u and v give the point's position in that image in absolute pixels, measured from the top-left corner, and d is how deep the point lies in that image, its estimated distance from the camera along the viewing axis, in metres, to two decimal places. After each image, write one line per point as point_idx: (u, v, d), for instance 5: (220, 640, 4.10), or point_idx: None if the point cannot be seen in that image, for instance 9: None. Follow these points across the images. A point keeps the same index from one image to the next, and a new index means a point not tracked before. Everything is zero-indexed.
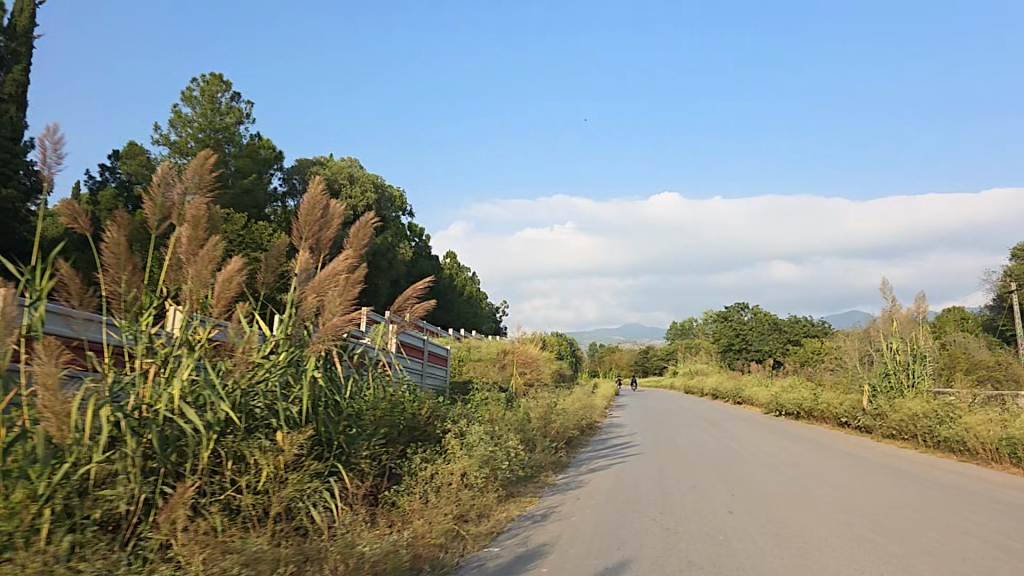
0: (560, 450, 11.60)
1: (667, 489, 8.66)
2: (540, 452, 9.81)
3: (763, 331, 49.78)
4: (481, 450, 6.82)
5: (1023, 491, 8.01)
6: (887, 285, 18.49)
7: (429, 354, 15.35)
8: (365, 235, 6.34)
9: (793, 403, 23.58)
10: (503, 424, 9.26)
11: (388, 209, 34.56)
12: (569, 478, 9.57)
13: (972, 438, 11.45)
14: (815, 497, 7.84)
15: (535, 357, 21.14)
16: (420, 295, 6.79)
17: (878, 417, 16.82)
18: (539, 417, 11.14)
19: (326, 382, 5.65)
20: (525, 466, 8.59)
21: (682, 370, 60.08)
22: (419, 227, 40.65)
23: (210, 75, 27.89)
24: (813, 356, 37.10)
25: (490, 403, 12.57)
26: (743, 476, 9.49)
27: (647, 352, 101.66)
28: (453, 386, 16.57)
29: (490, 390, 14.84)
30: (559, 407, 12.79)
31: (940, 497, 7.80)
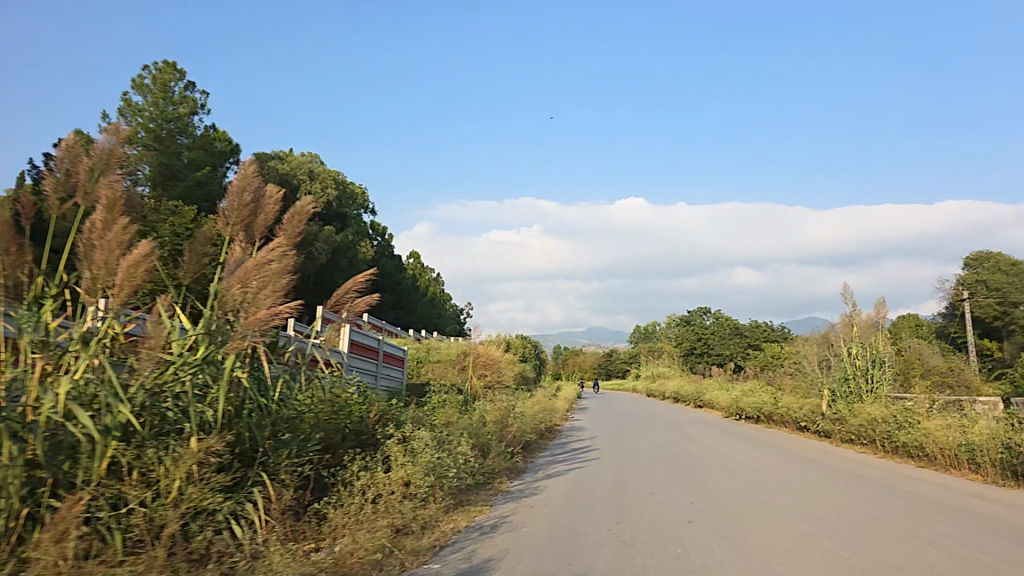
0: (517, 454, 11.19)
1: (624, 497, 8.30)
2: (494, 458, 9.39)
3: (724, 335, 50.23)
4: (427, 456, 6.38)
5: (985, 500, 7.86)
6: (847, 290, 18.54)
7: (385, 355, 14.83)
8: (299, 222, 5.86)
9: (753, 407, 23.58)
10: (455, 429, 8.80)
11: (349, 207, 33.82)
12: (524, 484, 9.17)
13: (932, 443, 11.37)
14: (775, 506, 7.56)
15: (496, 358, 20.71)
16: (360, 289, 6.36)
17: (837, 422, 16.81)
18: (495, 421, 10.70)
19: (251, 381, 5.15)
20: (476, 473, 8.15)
21: (645, 373, 60.33)
22: (382, 225, 39.87)
23: (164, 63, 26.89)
24: (772, 360, 37.42)
25: (445, 406, 12.09)
26: (701, 482, 9.21)
27: (610, 356, 102.20)
28: (409, 388, 16.06)
29: (447, 392, 14.41)
30: (518, 412, 12.36)
31: (903, 505, 7.58)
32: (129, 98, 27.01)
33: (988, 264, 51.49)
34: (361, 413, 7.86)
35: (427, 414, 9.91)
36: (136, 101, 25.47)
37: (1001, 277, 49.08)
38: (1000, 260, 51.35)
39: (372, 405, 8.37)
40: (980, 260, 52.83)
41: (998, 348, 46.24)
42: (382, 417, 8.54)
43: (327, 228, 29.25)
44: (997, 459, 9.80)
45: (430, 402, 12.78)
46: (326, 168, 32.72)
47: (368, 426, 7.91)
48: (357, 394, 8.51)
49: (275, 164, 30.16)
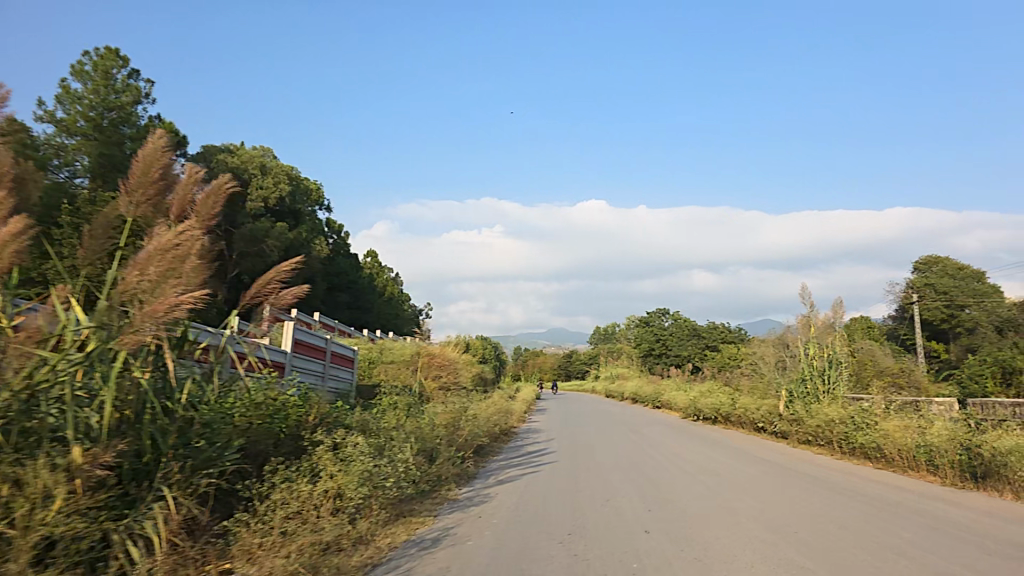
0: (468, 458, 10.69)
1: (579, 504, 7.86)
2: (442, 463, 8.87)
3: (682, 336, 50.50)
4: (362, 465, 5.83)
5: (947, 504, 7.68)
6: (804, 291, 18.53)
7: (333, 355, 14.14)
8: (214, 202, 5.29)
9: (711, 408, 23.49)
10: (400, 434, 8.25)
11: (303, 203, 32.78)
12: (473, 491, 8.65)
13: (890, 445, 11.24)
14: (735, 512, 7.21)
15: (452, 358, 20.17)
16: (286, 278, 5.73)
17: (794, 423, 16.72)
18: (446, 423, 10.17)
19: (151, 383, 4.60)
20: (420, 479, 7.62)
21: (604, 374, 60.40)
22: (338, 223, 38.87)
23: (106, 49, 25.63)
24: (730, 361, 37.66)
25: (394, 409, 11.51)
26: (659, 486, 8.85)
27: (570, 356, 102.34)
28: (359, 391, 15.39)
29: (399, 394, 13.84)
30: (471, 414, 11.86)
31: (866, 510, 7.33)
32: (68, 84, 25.61)
33: (937, 268, 53.12)
34: (295, 416, 7.26)
35: (372, 416, 9.34)
36: (75, 87, 24.16)
37: (948, 281, 50.63)
38: (948, 265, 52.99)
39: (310, 406, 7.77)
40: (930, 265, 54.36)
41: (945, 350, 47.59)
42: (322, 421, 7.93)
43: (279, 224, 28.37)
44: (954, 460, 9.69)
45: (379, 404, 12.19)
46: (279, 163, 31.62)
47: (302, 432, 7.32)
48: (295, 394, 7.90)
49: (224, 157, 29.03)
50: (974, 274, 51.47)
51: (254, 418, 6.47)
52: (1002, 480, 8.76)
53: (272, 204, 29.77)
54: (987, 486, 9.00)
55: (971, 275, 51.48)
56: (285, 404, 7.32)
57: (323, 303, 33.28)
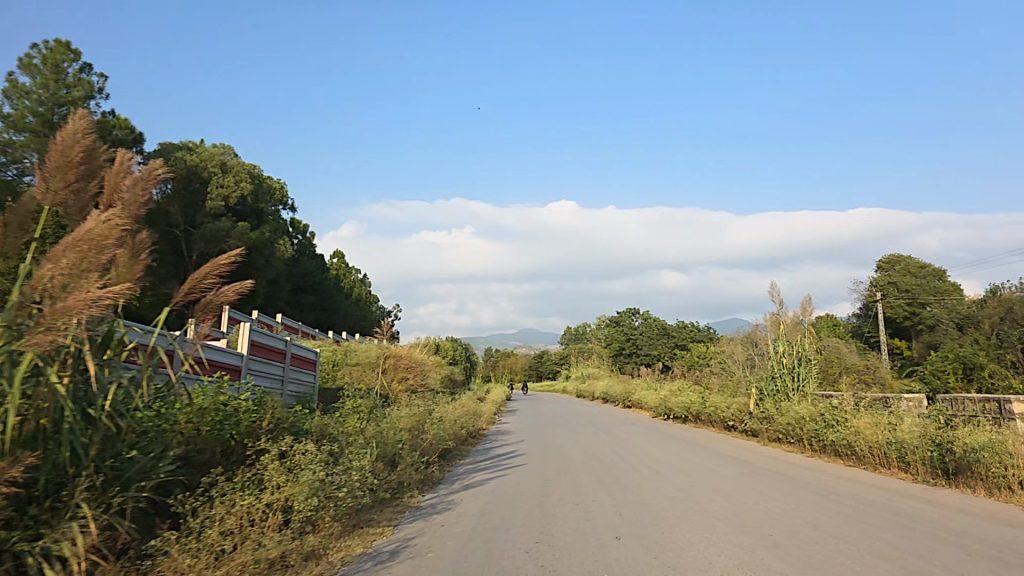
0: (433, 464, 10.31)
1: (547, 509, 7.55)
2: (405, 470, 8.48)
3: (652, 335, 50.65)
4: (312, 474, 5.44)
5: (921, 502, 7.53)
6: (773, 289, 18.49)
7: (294, 358, 13.63)
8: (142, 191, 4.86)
9: (681, 407, 23.41)
10: (357, 441, 7.83)
11: (266, 202, 31.92)
12: (437, 498, 8.27)
13: (861, 442, 11.15)
14: (708, 515, 6.96)
15: (419, 360, 19.71)
16: (224, 273, 5.29)
17: (764, 421, 16.65)
18: (410, 427, 9.77)
19: (72, 390, 4.17)
20: (379, 486, 7.24)
21: (574, 374, 60.26)
22: (303, 223, 38.04)
23: (56, 42, 24.63)
24: (699, 360, 37.74)
25: (356, 414, 11.05)
26: (631, 489, 8.58)
27: (542, 356, 102.28)
28: (322, 395, 14.89)
29: (363, 398, 13.40)
30: (436, 416, 11.46)
31: (840, 510, 7.15)
32: (15, 78, 24.40)
33: (899, 267, 54.16)
34: (246, 423, 6.81)
35: (331, 420, 8.90)
36: (23, 81, 22.88)
37: (910, 279, 51.64)
38: (910, 263, 54.10)
39: (262, 409, 7.31)
40: (893, 263, 55.41)
41: (908, 347, 48.50)
42: (277, 425, 7.49)
43: (241, 223, 27.72)
44: (925, 457, 9.61)
45: (341, 408, 11.71)
46: (240, 161, 30.65)
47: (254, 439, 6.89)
48: (246, 398, 7.43)
49: (182, 155, 28.11)
50: (935, 272, 52.59)
51: (196, 426, 6.02)
52: (974, 477, 8.67)
53: (233, 203, 28.94)
54: (959, 483, 8.91)
55: (932, 273, 52.58)
56: (234, 409, 6.85)
57: (288, 305, 32.64)
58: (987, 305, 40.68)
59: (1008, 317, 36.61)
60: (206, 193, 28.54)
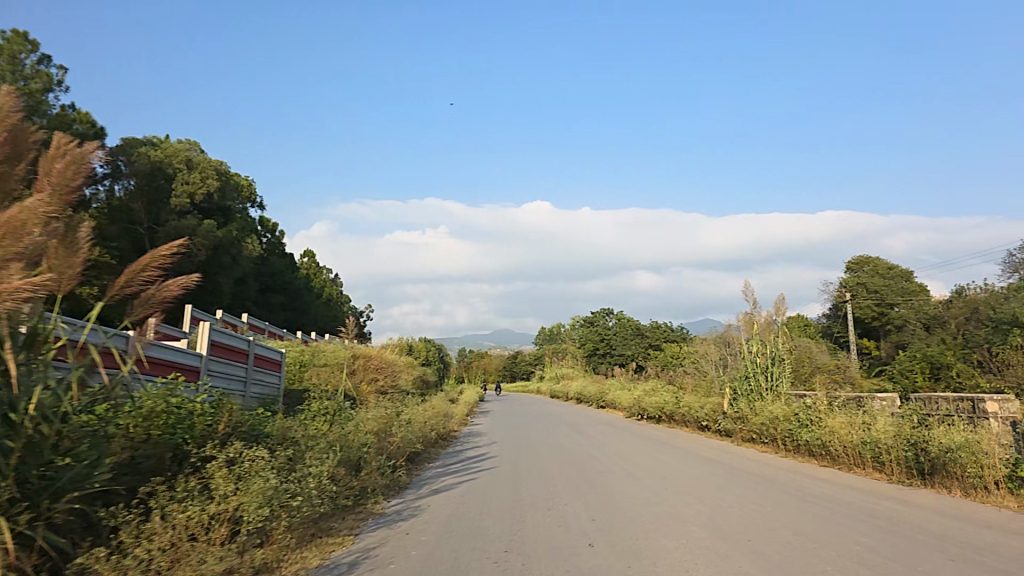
0: (401, 468, 9.96)
1: (518, 515, 7.28)
2: (370, 475, 8.14)
3: (626, 335, 50.72)
4: (264, 482, 5.09)
5: (899, 504, 7.40)
6: (746, 289, 18.43)
7: (258, 359, 13.17)
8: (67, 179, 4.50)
9: (655, 407, 23.31)
10: (320, 445, 7.46)
11: (234, 200, 31.10)
12: (403, 504, 7.93)
13: (836, 442, 11.06)
14: (683, 520, 6.74)
15: (390, 361, 19.31)
16: (165, 264, 4.93)
17: (738, 421, 16.56)
18: (376, 429, 9.41)
19: None
20: (340, 492, 6.89)
21: (548, 374, 60.13)
22: (272, 222, 37.25)
23: (13, 32, 23.75)
24: (672, 359, 37.79)
25: (321, 416, 10.65)
26: (604, 492, 8.34)
27: (516, 357, 102.18)
28: (287, 397, 14.44)
29: (329, 399, 12.99)
30: (405, 418, 11.11)
31: (817, 513, 6.98)
32: None
33: (868, 268, 55.06)
34: (200, 427, 6.42)
35: (293, 423, 8.52)
36: None
37: (879, 280, 52.39)
38: (878, 264, 54.98)
39: (221, 409, 6.93)
40: (862, 265, 56.27)
41: (876, 347, 49.27)
42: (238, 425, 7.10)
43: (207, 221, 27.04)
44: (900, 457, 9.54)
45: (305, 411, 11.30)
46: (206, 157, 29.75)
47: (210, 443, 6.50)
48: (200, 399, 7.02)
49: (147, 150, 27.28)
50: (903, 273, 53.54)
51: (144, 429, 5.62)
52: (950, 477, 8.60)
53: (199, 200, 28.18)
54: (935, 483, 8.84)
55: (899, 275, 53.49)
56: (187, 411, 6.44)
57: (255, 304, 31.97)
58: (953, 305, 41.44)
59: (972, 317, 37.30)
60: (171, 189, 27.72)
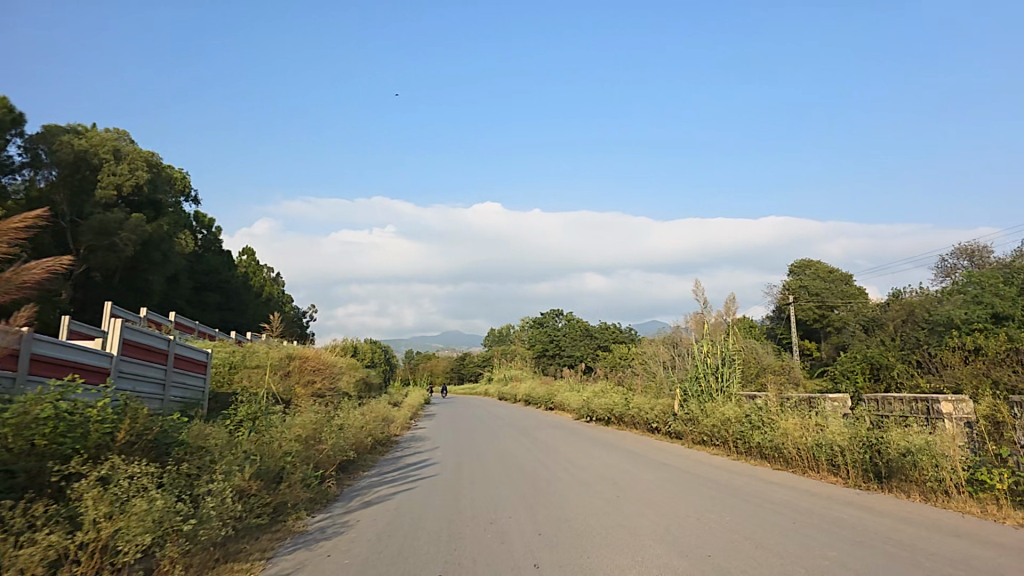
0: (331, 478, 9.17)
1: (456, 530, 6.62)
2: (293, 488, 7.35)
3: (575, 337, 50.52)
4: (147, 504, 4.34)
5: (862, 512, 7.06)
6: (697, 288, 18.15)
7: (179, 360, 12.08)
8: None
9: (605, 408, 22.93)
10: (234, 456, 6.65)
11: (166, 193, 29.28)
12: (329, 520, 7.17)
13: (791, 444, 10.75)
14: (638, 533, 6.18)
15: (329, 362, 18.31)
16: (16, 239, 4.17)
17: (689, 423, 16.25)
18: (303, 436, 8.60)
19: None
20: (253, 509, 6.10)
21: (497, 376, 59.36)
22: (209, 217, 35.42)
23: None
24: (621, 360, 37.56)
25: (245, 423, 9.76)
26: (553, 502, 7.75)
27: (464, 360, 101.21)
28: (212, 401, 13.37)
29: (258, 403, 12.02)
30: (336, 422, 10.29)
31: (779, 523, 6.57)
32: None
33: (809, 272, 56.34)
34: (97, 435, 5.56)
35: (209, 429, 7.65)
36: None
37: (820, 283, 53.62)
38: (819, 269, 56.31)
39: (128, 411, 6.10)
40: (803, 268, 57.50)
41: (817, 349, 50.34)
42: (144, 432, 6.25)
43: (136, 215, 25.37)
44: (857, 460, 9.26)
45: (229, 416, 10.36)
46: (136, 147, 27.81)
47: (106, 453, 5.65)
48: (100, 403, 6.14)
49: (70, 137, 25.35)
50: (843, 277, 55.02)
51: (25, 438, 4.79)
52: (909, 482, 8.32)
53: (126, 192, 26.39)
54: (892, 487, 8.56)
55: (839, 279, 54.93)
56: (84, 415, 5.56)
57: (189, 304, 30.35)
58: (890, 308, 42.53)
59: (909, 319, 38.29)
60: (97, 180, 25.97)
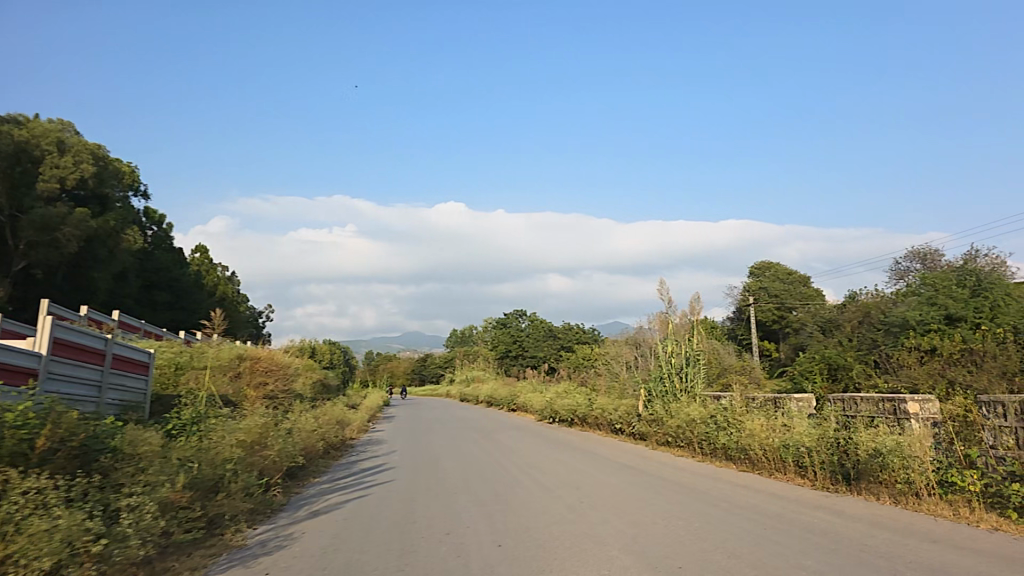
0: (277, 487, 8.59)
1: (409, 541, 6.17)
2: (233, 499, 6.81)
3: (538, 338, 50.23)
4: (45, 523, 3.90)
5: (833, 516, 6.82)
6: (663, 287, 17.93)
7: (118, 361, 11.29)
8: None
9: (568, 409, 22.64)
10: (167, 464, 6.09)
11: (114, 187, 28.01)
12: (271, 532, 6.65)
13: (758, 445, 10.54)
14: (603, 543, 5.83)
15: (284, 362, 17.58)
16: None
17: (653, 424, 16.02)
18: (246, 441, 8.02)
19: None
20: (182, 525, 5.59)
21: (460, 376, 58.78)
22: (159, 214, 34.10)
23: None
24: (584, 361, 37.42)
25: (187, 426, 9.14)
26: (514, 510, 7.32)
27: (425, 360, 100.35)
28: (154, 405, 12.58)
29: (204, 405, 11.35)
30: (284, 426, 9.70)
31: (749, 530, 6.28)
32: None
33: (769, 273, 57.25)
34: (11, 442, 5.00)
35: (144, 434, 7.08)
36: None
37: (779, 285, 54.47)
38: (778, 270, 57.23)
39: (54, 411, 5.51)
40: (763, 269, 58.41)
41: (776, 348, 51.07)
42: (74, 432, 5.67)
43: (80, 209, 24.17)
44: (825, 462, 9.07)
45: (168, 420, 9.68)
46: (80, 139, 26.59)
47: (20, 463, 5.09)
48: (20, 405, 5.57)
49: (9, 127, 24.06)
50: (801, 278, 56.02)
51: None
52: (878, 484, 8.15)
53: (70, 185, 25.15)
54: (861, 489, 8.40)
55: (797, 280, 55.92)
56: None
57: (136, 303, 29.17)
58: (846, 309, 43.32)
59: (865, 320, 39.04)
60: (38, 173, 24.75)
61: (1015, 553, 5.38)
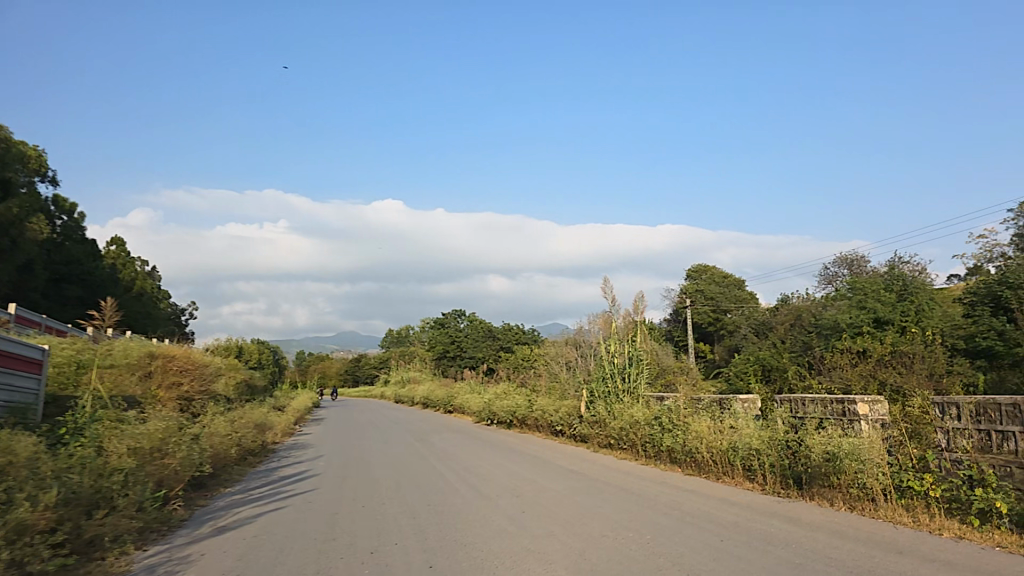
0: (178, 500, 7.61)
1: (323, 563, 5.35)
2: (119, 516, 5.84)
3: (477, 338, 49.39)
4: None
5: (790, 525, 6.39)
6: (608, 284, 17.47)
7: (6, 358, 9.93)
8: None
9: (507, 411, 22.03)
10: (34, 478, 5.12)
11: (18, 172, 25.74)
12: (164, 555, 5.71)
13: (705, 448, 10.12)
14: (546, 561, 5.18)
15: (201, 361, 16.25)
16: None
17: (595, 425, 15.57)
18: (141, 449, 7.05)
19: None
20: (44, 551, 4.63)
21: (395, 377, 57.39)
22: (70, 202, 31.64)
23: None
24: (524, 362, 36.91)
25: (77, 430, 8.05)
26: (449, 524, 6.61)
27: (358, 360, 97.80)
28: (48, 408, 11.20)
29: (102, 407, 10.17)
30: (191, 431, 8.68)
31: (704, 541, 5.77)
32: None
33: (705, 277, 58.27)
34: None
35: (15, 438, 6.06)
36: None
37: (715, 288, 55.41)
38: (714, 274, 58.36)
39: None
40: (700, 272, 59.49)
41: (711, 350, 51.89)
42: None
43: None
44: (777, 465, 8.70)
45: (56, 425, 8.53)
46: None
47: None
48: None
49: None
50: (736, 282, 57.26)
51: None
52: (832, 488, 7.80)
53: None
54: (814, 494, 8.03)
55: (733, 283, 57.07)
56: None
57: (43, 298, 27.01)
58: (779, 313, 44.26)
59: (796, 324, 39.90)
60: None
61: (987, 564, 5.00)
